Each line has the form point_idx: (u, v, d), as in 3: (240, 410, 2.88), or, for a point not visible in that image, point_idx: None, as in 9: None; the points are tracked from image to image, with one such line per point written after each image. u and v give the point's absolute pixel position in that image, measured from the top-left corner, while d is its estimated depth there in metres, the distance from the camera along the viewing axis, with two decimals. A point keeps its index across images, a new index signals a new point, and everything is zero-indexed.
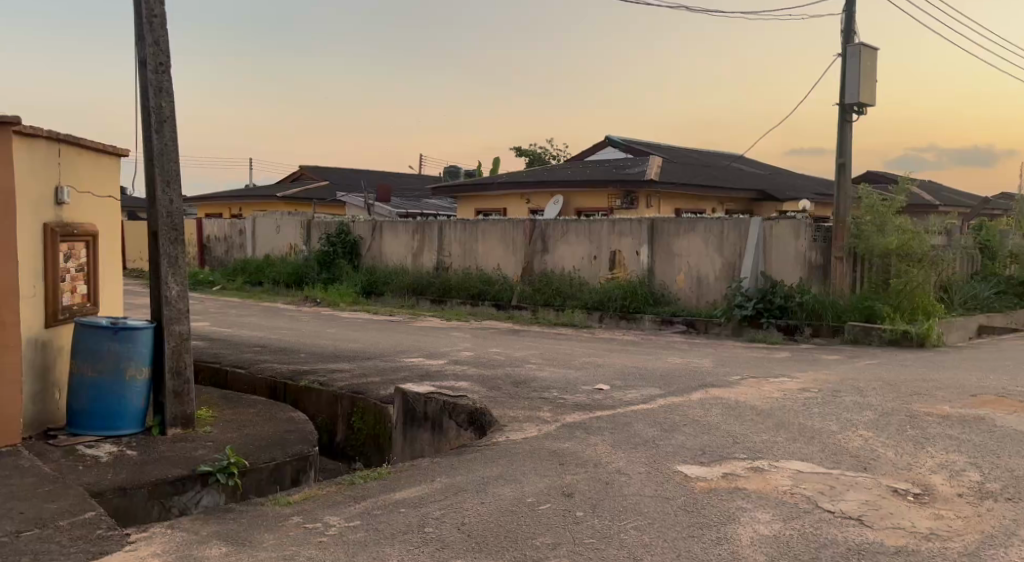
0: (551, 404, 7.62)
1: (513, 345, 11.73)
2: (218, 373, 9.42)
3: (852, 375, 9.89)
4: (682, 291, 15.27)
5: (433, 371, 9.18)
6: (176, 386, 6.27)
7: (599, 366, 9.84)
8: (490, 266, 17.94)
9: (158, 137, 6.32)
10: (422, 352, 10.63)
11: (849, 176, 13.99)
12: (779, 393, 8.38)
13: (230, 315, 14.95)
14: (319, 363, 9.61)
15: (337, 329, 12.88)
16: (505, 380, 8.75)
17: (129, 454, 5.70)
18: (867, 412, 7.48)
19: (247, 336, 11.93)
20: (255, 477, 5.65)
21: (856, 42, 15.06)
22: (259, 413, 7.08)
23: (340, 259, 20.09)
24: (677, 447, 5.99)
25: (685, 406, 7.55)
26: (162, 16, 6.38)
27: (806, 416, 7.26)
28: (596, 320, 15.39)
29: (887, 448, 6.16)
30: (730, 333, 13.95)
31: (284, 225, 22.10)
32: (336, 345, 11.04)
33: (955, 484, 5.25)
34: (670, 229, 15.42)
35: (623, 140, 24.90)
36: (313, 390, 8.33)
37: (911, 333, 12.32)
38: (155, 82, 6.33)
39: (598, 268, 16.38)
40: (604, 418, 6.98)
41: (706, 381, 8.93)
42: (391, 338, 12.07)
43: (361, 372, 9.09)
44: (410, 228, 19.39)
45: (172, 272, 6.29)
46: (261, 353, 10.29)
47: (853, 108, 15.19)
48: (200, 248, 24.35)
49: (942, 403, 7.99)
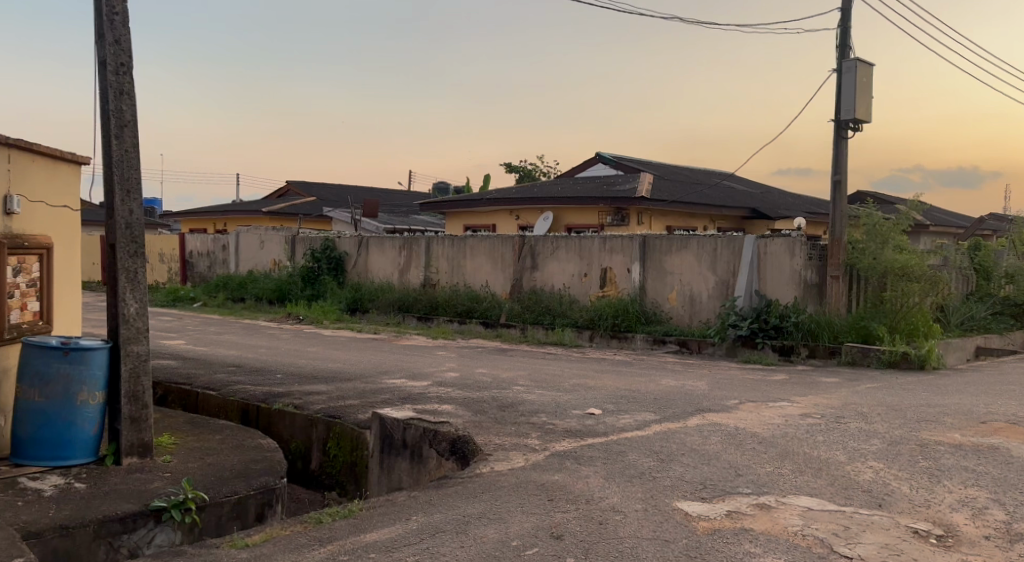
0: (540, 430, 7.16)
1: (501, 366, 11.26)
2: (189, 396, 8.91)
3: (855, 399, 9.45)
4: (674, 310, 14.86)
5: (416, 393, 8.71)
6: (133, 411, 5.78)
7: (590, 389, 9.40)
8: (477, 283, 17.51)
9: (117, 143, 5.86)
10: (405, 373, 10.15)
11: (846, 194, 13.63)
12: (780, 419, 7.94)
13: (208, 332, 14.41)
14: (295, 384, 9.11)
15: (317, 349, 12.36)
16: (491, 403, 8.29)
17: (77, 488, 5.21)
18: (875, 441, 7.07)
19: (222, 355, 11.41)
20: (214, 513, 5.18)
21: (852, 58, 14.76)
22: (226, 440, 6.60)
23: (325, 275, 19.59)
24: (674, 480, 5.54)
25: (681, 433, 7.09)
26: (123, 14, 5.93)
27: (810, 445, 6.83)
28: (587, 339, 14.98)
29: (901, 481, 5.74)
30: (724, 353, 13.53)
31: (269, 241, 21.61)
32: (315, 365, 10.53)
33: (980, 525, 4.85)
34: (662, 246, 15.02)
35: (614, 157, 24.56)
36: (287, 414, 7.84)
37: (911, 355, 11.93)
38: (115, 84, 5.88)
39: (588, 285, 15.96)
40: (596, 447, 6.51)
41: (704, 406, 8.49)
42: (373, 358, 11.56)
43: (339, 394, 8.60)
44: (396, 244, 18.94)
45: (130, 287, 5.81)
46: (235, 374, 9.78)
47: (849, 124, 14.88)
48: (182, 264, 23.78)
49: (952, 430, 7.59)
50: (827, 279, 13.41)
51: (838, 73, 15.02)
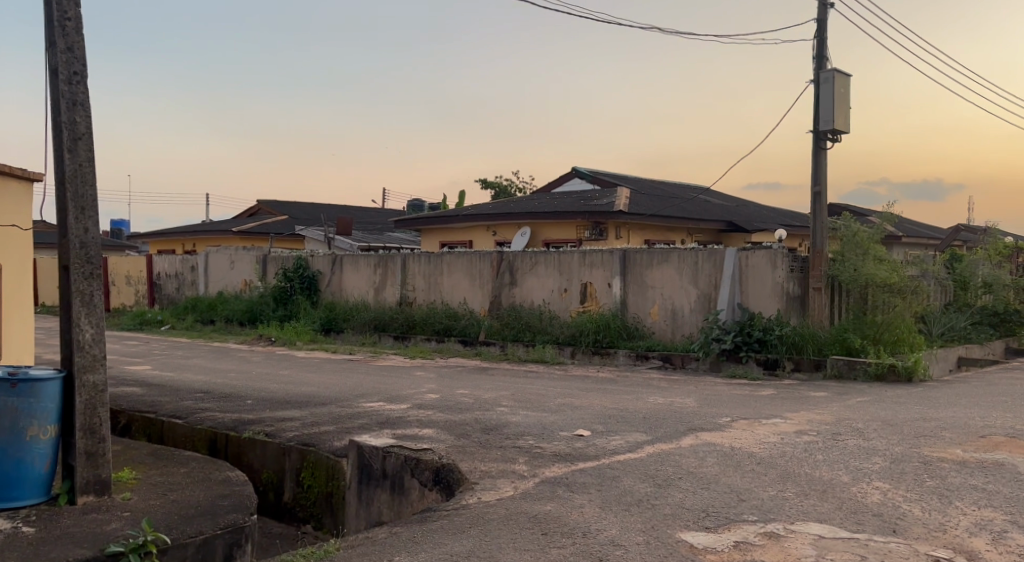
0: (527, 454, 6.79)
1: (482, 385, 10.86)
2: (154, 425, 8.45)
3: (848, 414, 9.16)
4: (656, 325, 14.57)
5: (394, 417, 8.30)
6: (89, 445, 5.35)
7: (576, 408, 9.03)
8: (455, 300, 17.12)
9: (71, 157, 5.44)
10: (383, 395, 9.72)
11: (826, 205, 13.44)
12: (776, 438, 7.63)
13: (175, 357, 13.88)
14: (267, 410, 8.67)
15: (291, 372, 11.89)
16: (474, 426, 7.91)
17: (26, 532, 4.78)
18: (876, 459, 6.77)
19: (190, 380, 10.92)
20: (177, 556, 4.77)
21: (829, 68, 14.65)
22: (191, 473, 6.19)
23: (298, 294, 19.12)
24: (675, 508, 5.19)
25: (676, 455, 6.75)
26: (77, 19, 5.52)
27: (811, 465, 6.51)
28: (568, 355, 14.62)
29: (911, 503, 5.43)
30: (708, 367, 13.24)
31: (240, 261, 21.11)
32: (289, 389, 10.08)
33: (1003, 551, 4.54)
34: (643, 260, 14.75)
35: (590, 171, 24.32)
36: (258, 442, 7.44)
37: (898, 367, 11.71)
38: (68, 94, 5.46)
39: (568, 301, 15.63)
40: (588, 472, 6.16)
41: (696, 424, 8.15)
42: (349, 380, 11.12)
43: (314, 420, 8.18)
44: (371, 261, 18.53)
45: (86, 312, 5.38)
46: (203, 401, 9.31)
47: (827, 134, 14.71)
48: (150, 286, 23.16)
49: (953, 445, 7.32)
50: (809, 291, 13.19)
51: (816, 84, 14.88)
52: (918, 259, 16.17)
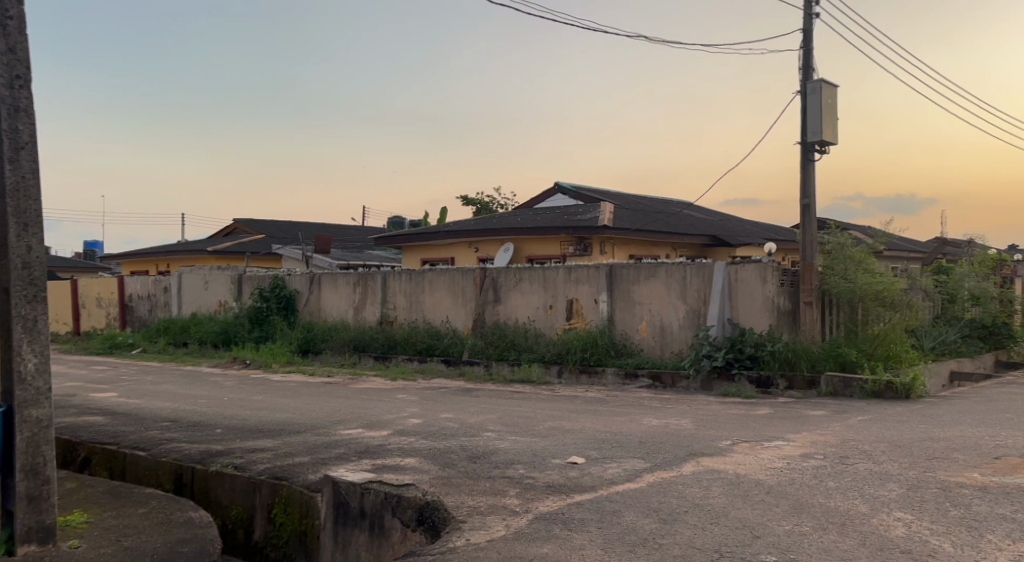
0: (518, 486, 6.28)
1: (467, 409, 10.32)
2: (115, 458, 7.89)
3: (852, 435, 8.72)
4: (645, 342, 14.12)
5: (374, 446, 7.78)
6: (31, 489, 4.84)
7: (567, 433, 8.52)
8: (437, 318, 16.61)
9: (11, 169, 4.87)
10: (363, 421, 9.17)
11: (816, 218, 13.08)
12: (780, 462, 7.19)
13: (143, 382, 13.23)
14: (237, 441, 8.13)
15: (264, 397, 11.30)
16: (460, 454, 7.40)
17: None
18: (892, 486, 6.32)
19: (157, 408, 10.33)
20: None
21: (817, 79, 14.32)
22: (150, 515, 5.75)
23: (274, 315, 18.53)
24: (684, 548, 4.77)
25: (678, 484, 6.27)
26: (19, 18, 4.95)
27: (823, 494, 6.05)
28: (555, 375, 14.12)
29: (939, 537, 4.99)
30: (699, 386, 12.76)
31: (214, 281, 20.50)
32: (262, 416, 9.51)
33: None
34: (629, 275, 14.32)
35: (573, 187, 23.90)
36: (226, 477, 6.97)
37: (896, 384, 11.32)
38: (9, 100, 4.90)
39: (554, 318, 15.15)
40: (586, 506, 5.66)
41: (696, 449, 7.68)
42: (326, 404, 10.55)
43: (288, 451, 7.65)
44: (350, 280, 17.99)
45: (27, 339, 4.82)
46: (169, 431, 8.75)
47: (815, 146, 14.38)
48: (121, 308, 22.47)
49: (969, 468, 6.90)
50: (800, 306, 12.78)
51: (803, 95, 14.55)
52: (906, 273, 15.83)
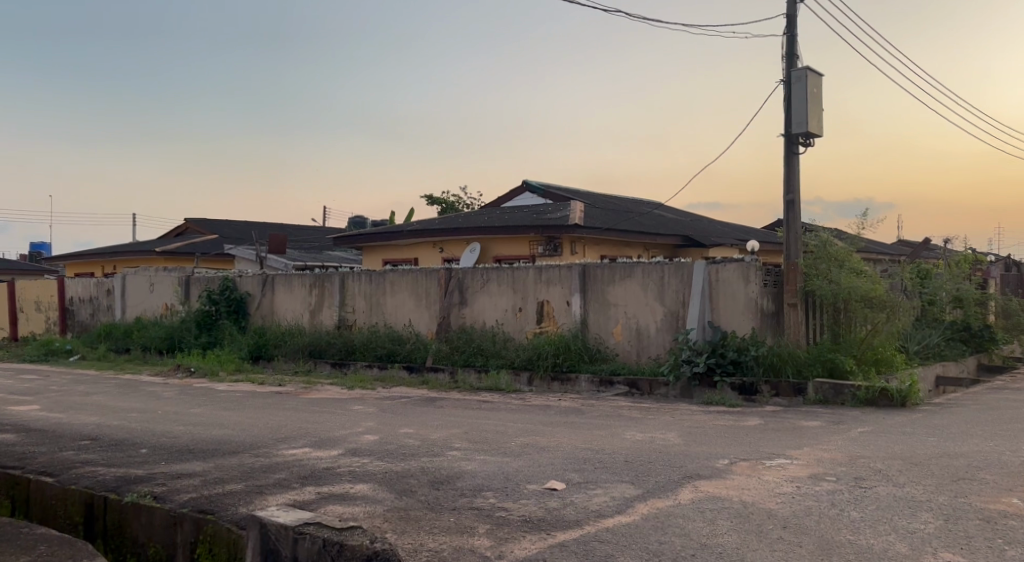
0: (489, 521, 5.26)
1: (429, 422, 9.26)
2: (18, 485, 6.70)
3: (860, 450, 7.82)
4: (620, 346, 13.17)
5: (320, 469, 6.70)
6: None
7: (543, 451, 7.50)
8: (399, 322, 15.53)
9: None
10: (310, 439, 8.07)
11: (800, 214, 12.19)
12: (790, 486, 6.25)
13: (73, 393, 11.97)
14: (161, 464, 7.00)
15: (205, 410, 10.14)
16: (421, 479, 6.36)
17: None
18: (925, 516, 5.39)
19: (79, 424, 9.14)
20: None
21: (801, 66, 13.47)
22: None
23: (223, 318, 17.31)
24: None
25: (678, 517, 5.29)
26: None
27: (849, 528, 5.12)
28: (525, 383, 13.11)
29: None
30: (679, 394, 11.82)
31: (160, 282, 19.20)
32: (196, 433, 8.38)
33: None
34: (604, 275, 13.37)
35: (543, 185, 22.91)
36: (142, 508, 5.88)
37: (890, 391, 10.51)
38: None
39: (523, 321, 14.13)
40: (572, 550, 4.71)
41: (691, 470, 6.72)
42: (271, 418, 9.43)
43: (219, 476, 6.55)
44: (306, 281, 16.84)
45: None
46: (87, 451, 7.60)
47: (799, 138, 13.53)
48: (61, 312, 21.04)
49: (1004, 493, 6.01)
50: (783, 307, 11.88)
51: (787, 83, 13.70)
52: (889, 272, 15.04)
